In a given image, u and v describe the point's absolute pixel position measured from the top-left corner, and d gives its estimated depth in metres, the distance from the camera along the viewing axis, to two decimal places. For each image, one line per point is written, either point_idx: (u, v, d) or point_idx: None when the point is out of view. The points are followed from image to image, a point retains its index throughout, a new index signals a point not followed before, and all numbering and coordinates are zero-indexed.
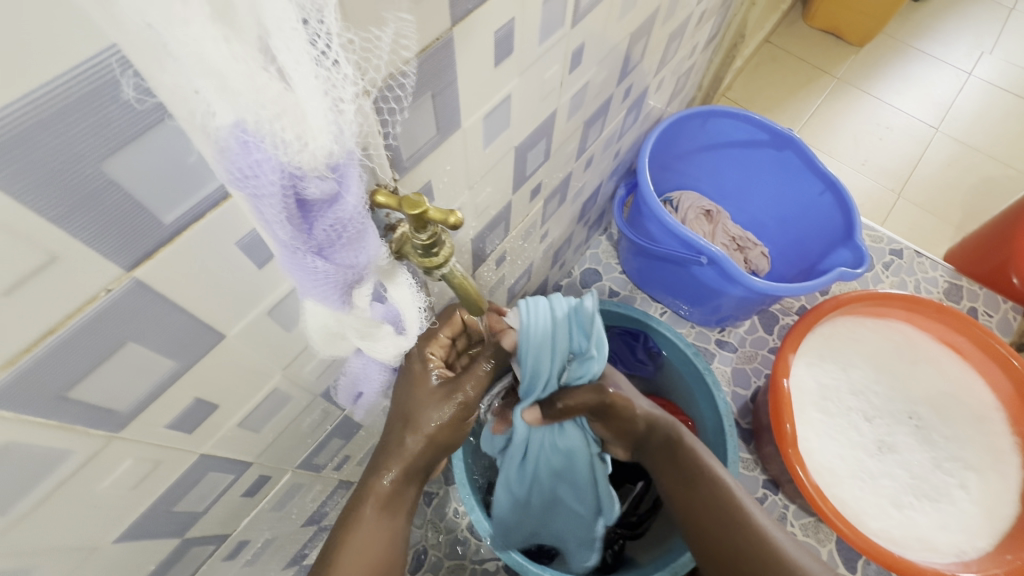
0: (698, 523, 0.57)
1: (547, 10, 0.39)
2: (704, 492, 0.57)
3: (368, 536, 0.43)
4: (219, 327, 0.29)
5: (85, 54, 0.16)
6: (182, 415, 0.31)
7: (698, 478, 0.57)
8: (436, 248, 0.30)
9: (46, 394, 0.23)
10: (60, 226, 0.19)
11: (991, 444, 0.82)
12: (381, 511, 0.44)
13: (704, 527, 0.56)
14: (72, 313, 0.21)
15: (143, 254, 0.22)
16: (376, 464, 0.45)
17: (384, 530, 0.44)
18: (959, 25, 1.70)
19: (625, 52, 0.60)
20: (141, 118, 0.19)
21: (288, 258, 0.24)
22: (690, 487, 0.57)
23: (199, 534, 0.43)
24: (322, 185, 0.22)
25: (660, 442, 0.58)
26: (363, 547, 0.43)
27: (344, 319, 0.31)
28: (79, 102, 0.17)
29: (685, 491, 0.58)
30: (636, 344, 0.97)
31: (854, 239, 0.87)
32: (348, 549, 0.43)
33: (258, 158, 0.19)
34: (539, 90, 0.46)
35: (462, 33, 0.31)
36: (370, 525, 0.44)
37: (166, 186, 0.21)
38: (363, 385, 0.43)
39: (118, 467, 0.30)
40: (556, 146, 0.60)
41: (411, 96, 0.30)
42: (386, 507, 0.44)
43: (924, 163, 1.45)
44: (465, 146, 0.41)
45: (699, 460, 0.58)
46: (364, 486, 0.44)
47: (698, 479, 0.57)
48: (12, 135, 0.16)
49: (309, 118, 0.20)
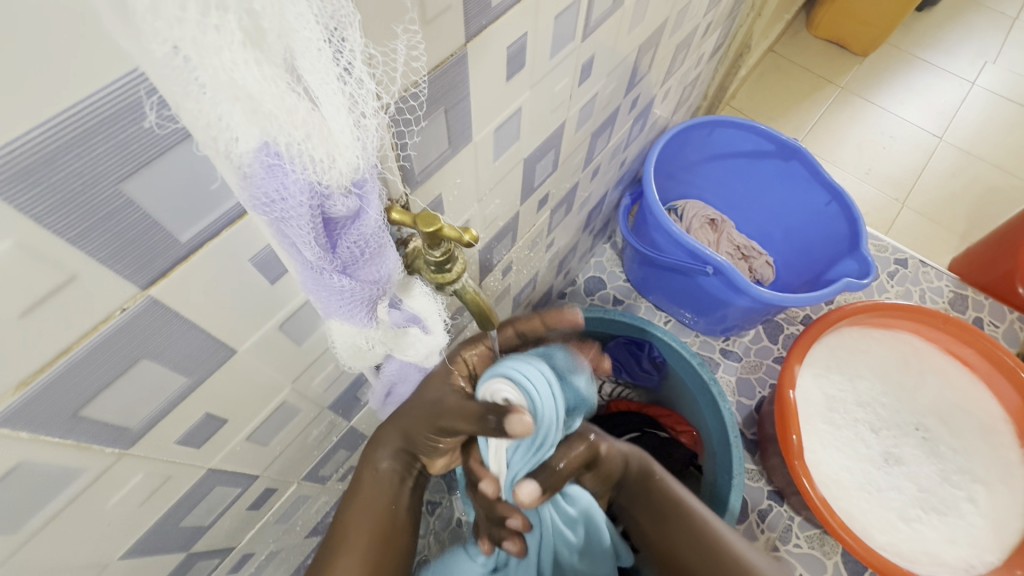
0: (675, 550, 0.58)
1: (558, 25, 0.39)
2: (679, 521, 0.58)
3: (367, 517, 0.48)
4: (231, 343, 0.29)
5: (110, 78, 0.16)
6: (192, 430, 0.31)
7: (671, 505, 0.58)
8: (449, 264, 0.30)
9: (61, 413, 0.23)
10: (79, 247, 0.19)
11: (999, 457, 0.82)
12: (377, 494, 0.48)
13: (681, 553, 0.57)
14: (87, 332, 0.21)
15: (159, 273, 0.22)
16: (371, 452, 0.49)
17: (380, 512, 0.48)
18: (962, 35, 1.70)
19: (632, 64, 0.60)
20: (163, 140, 0.19)
21: (315, 277, 0.24)
22: (663, 516, 0.58)
23: (204, 548, 0.43)
24: (347, 203, 0.22)
25: (636, 476, 0.59)
26: (365, 527, 0.47)
27: (369, 336, 0.31)
28: (102, 123, 0.17)
29: (660, 520, 0.58)
30: (640, 354, 0.99)
31: (861, 250, 0.87)
32: (352, 531, 0.47)
33: (285, 179, 0.19)
34: (549, 102, 0.46)
35: (475, 49, 0.31)
36: (368, 508, 0.48)
37: (183, 205, 0.21)
38: (396, 387, 0.44)
39: (128, 482, 0.29)
40: (564, 157, 0.60)
41: (426, 107, 0.30)
42: (383, 488, 0.48)
43: (927, 173, 1.45)
44: (475, 159, 0.41)
45: (669, 488, 0.59)
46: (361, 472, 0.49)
47: (671, 506, 0.58)
48: (37, 159, 0.16)
49: (337, 136, 0.20)
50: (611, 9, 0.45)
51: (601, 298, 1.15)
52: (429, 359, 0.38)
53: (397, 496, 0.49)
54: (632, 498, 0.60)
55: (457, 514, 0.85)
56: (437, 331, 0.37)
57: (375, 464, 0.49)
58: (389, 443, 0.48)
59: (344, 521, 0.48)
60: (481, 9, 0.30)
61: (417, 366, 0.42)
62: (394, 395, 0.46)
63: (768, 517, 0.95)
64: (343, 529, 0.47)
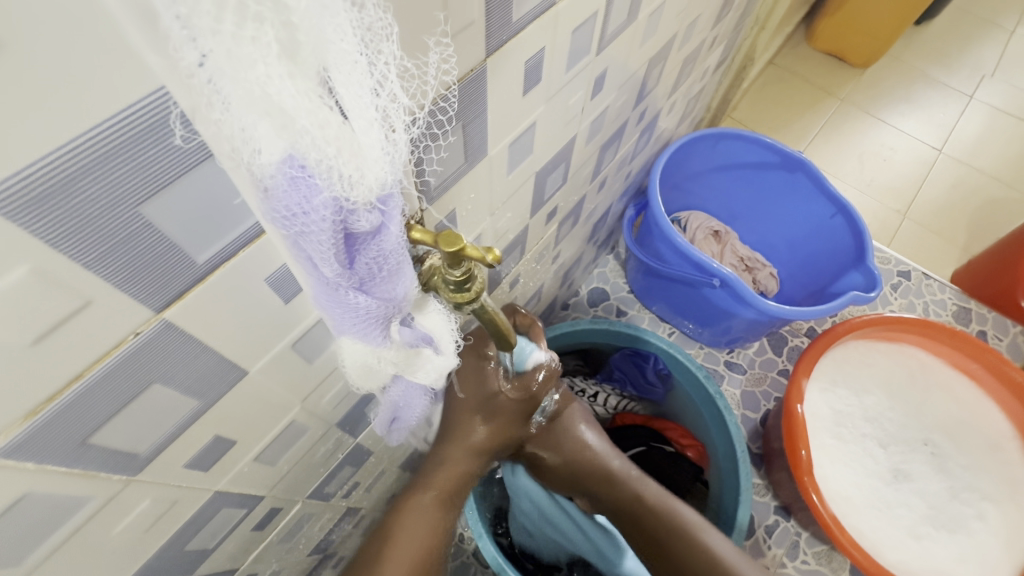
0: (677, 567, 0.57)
1: (575, 39, 0.38)
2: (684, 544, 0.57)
3: (423, 524, 0.48)
4: (244, 364, 0.28)
5: (137, 96, 0.15)
6: (202, 453, 0.30)
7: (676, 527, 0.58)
8: (469, 282, 0.29)
9: (68, 443, 0.22)
10: (95, 270, 0.18)
11: (1007, 474, 0.81)
12: (439, 500, 0.49)
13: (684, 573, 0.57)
14: (97, 359, 0.20)
15: (175, 295, 0.21)
16: (441, 457, 0.50)
17: (435, 518, 0.49)
18: (960, 49, 1.72)
19: (642, 77, 0.60)
20: (185, 158, 0.18)
21: (329, 292, 0.23)
22: (664, 535, 0.58)
23: (208, 571, 0.42)
24: (370, 219, 0.21)
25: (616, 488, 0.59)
26: (417, 535, 0.47)
27: (381, 355, 0.30)
28: (125, 145, 0.16)
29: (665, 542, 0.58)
30: (645, 366, 0.96)
31: (867, 263, 0.87)
32: (403, 535, 0.47)
33: (309, 193, 0.18)
34: (562, 116, 0.46)
35: (495, 63, 0.31)
36: (424, 515, 0.48)
37: (202, 224, 0.20)
38: (402, 412, 0.43)
39: (134, 508, 0.28)
40: (574, 170, 0.59)
41: (453, 119, 0.30)
42: (444, 499, 0.49)
43: (928, 185, 1.46)
44: (489, 173, 0.40)
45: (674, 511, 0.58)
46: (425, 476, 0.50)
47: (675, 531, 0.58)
48: (56, 183, 0.15)
49: (365, 152, 0.19)
50: (625, 23, 0.45)
51: (605, 309, 1.15)
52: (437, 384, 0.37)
53: (453, 507, 0.50)
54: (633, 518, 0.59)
55: (460, 530, 0.84)
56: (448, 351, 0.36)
57: (440, 471, 0.49)
58: (461, 445, 0.49)
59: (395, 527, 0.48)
60: (502, 24, 0.29)
61: (422, 389, 0.41)
62: (399, 420, 0.45)
63: (775, 533, 0.94)
64: (395, 533, 0.47)
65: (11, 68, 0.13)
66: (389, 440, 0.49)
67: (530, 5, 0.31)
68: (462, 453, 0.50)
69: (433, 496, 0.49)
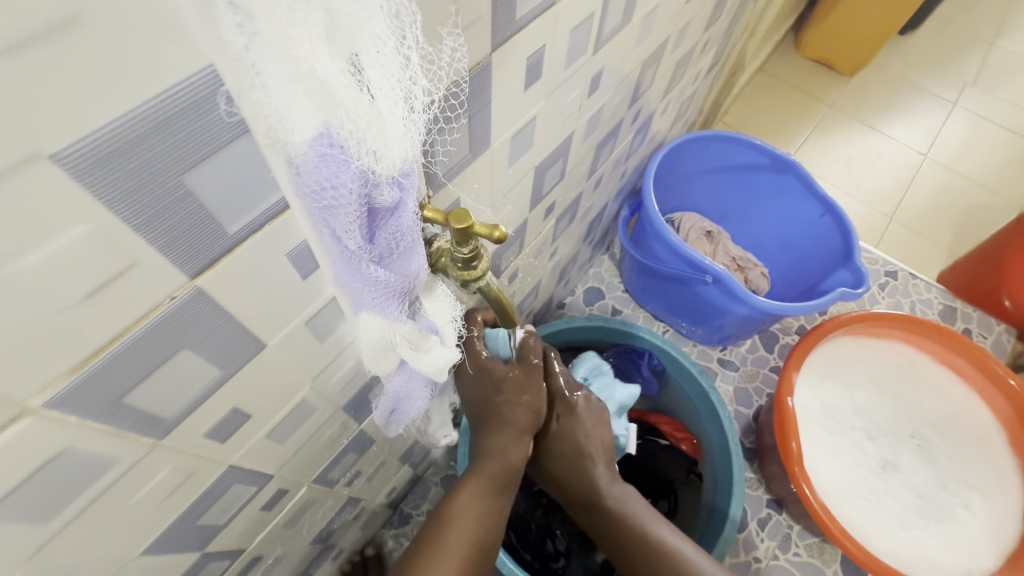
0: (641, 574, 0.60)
1: (573, 38, 0.41)
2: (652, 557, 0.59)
3: (472, 514, 0.47)
4: (262, 337, 0.30)
5: (187, 73, 0.17)
6: (219, 425, 0.32)
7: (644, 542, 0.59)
8: (476, 261, 0.31)
9: (105, 401, 0.23)
10: (142, 234, 0.20)
11: (992, 465, 0.83)
12: (490, 489, 0.49)
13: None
14: (138, 319, 0.22)
15: (207, 263, 0.23)
16: (490, 446, 0.50)
17: (484, 508, 0.48)
18: (944, 58, 1.77)
19: (636, 79, 0.63)
20: (226, 131, 0.20)
21: (351, 266, 0.25)
22: (631, 546, 0.60)
23: (218, 549, 0.43)
24: (391, 194, 0.23)
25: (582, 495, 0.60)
26: (467, 526, 0.46)
27: (396, 330, 0.31)
28: (176, 116, 0.18)
29: (631, 551, 0.60)
30: (640, 362, 0.98)
31: (854, 261, 0.89)
32: (455, 525, 0.46)
33: (338, 167, 0.20)
34: (561, 112, 0.48)
35: (499, 58, 0.33)
36: (474, 506, 0.48)
37: (235, 197, 0.22)
38: (403, 404, 0.43)
39: (156, 476, 0.30)
40: (571, 166, 0.61)
41: (463, 107, 0.32)
42: (495, 489, 0.49)
43: (914, 189, 1.50)
44: (492, 165, 0.42)
45: (643, 528, 0.60)
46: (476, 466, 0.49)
47: (645, 546, 0.59)
48: (115, 147, 0.17)
49: (390, 130, 0.21)
50: (620, 24, 0.47)
51: (600, 308, 1.17)
52: (441, 374, 0.38)
53: (503, 496, 0.50)
54: (600, 524, 0.61)
55: None
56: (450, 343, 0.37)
57: (490, 461, 0.49)
58: (508, 430, 0.49)
59: (446, 518, 0.47)
60: (506, 20, 0.31)
61: (424, 380, 0.42)
62: (398, 413, 0.45)
63: (768, 526, 0.96)
64: (444, 524, 0.47)
65: (87, 40, 0.14)
66: (387, 433, 0.49)
67: (533, 3, 0.33)
68: (509, 441, 0.49)
69: (484, 485, 0.48)
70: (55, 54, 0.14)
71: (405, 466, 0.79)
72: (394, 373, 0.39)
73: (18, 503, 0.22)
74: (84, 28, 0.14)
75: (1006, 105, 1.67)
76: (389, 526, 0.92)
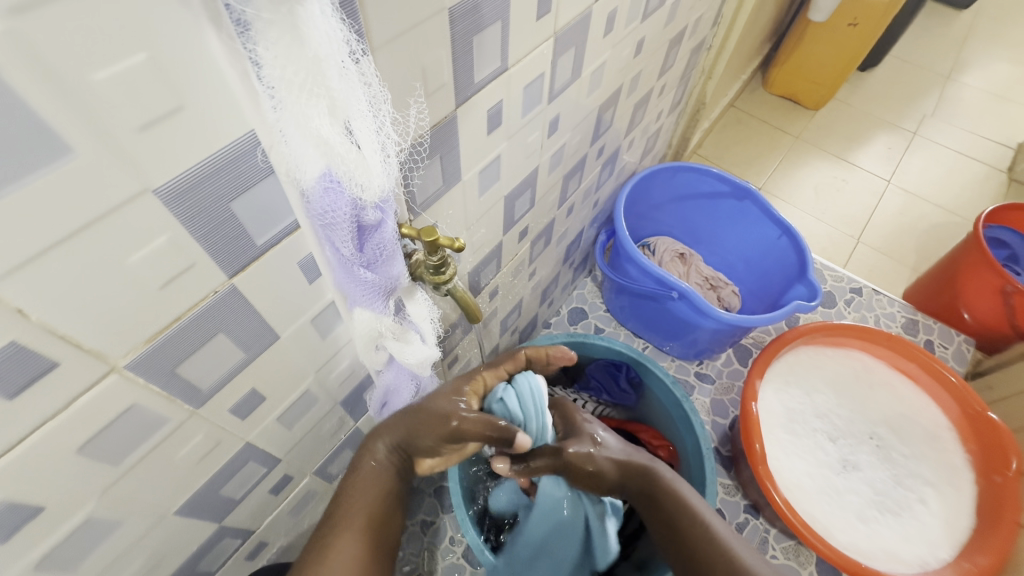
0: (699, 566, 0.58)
1: (527, 94, 0.51)
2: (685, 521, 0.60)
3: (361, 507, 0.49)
4: (277, 330, 0.38)
5: (239, 134, 0.26)
6: (240, 402, 0.40)
7: (677, 505, 0.61)
8: (444, 267, 0.40)
9: (165, 370, 0.31)
10: (200, 244, 0.28)
11: (945, 461, 0.90)
12: (373, 485, 0.51)
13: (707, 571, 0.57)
14: (191, 305, 0.30)
15: (241, 266, 0.32)
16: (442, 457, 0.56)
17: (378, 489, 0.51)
18: (903, 92, 1.90)
19: (596, 117, 0.73)
20: (260, 172, 0.29)
21: (346, 270, 0.34)
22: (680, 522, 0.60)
23: (232, 524, 0.50)
24: (375, 214, 0.32)
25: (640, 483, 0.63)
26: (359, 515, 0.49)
27: (383, 323, 0.39)
28: (229, 163, 0.27)
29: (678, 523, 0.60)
30: (619, 374, 1.06)
31: (808, 276, 0.98)
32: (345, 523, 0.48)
33: (337, 197, 0.29)
34: (523, 151, 0.58)
35: (462, 112, 0.43)
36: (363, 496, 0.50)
37: (261, 219, 0.31)
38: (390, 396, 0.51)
39: (191, 440, 0.37)
40: (540, 196, 0.71)
41: (426, 156, 0.41)
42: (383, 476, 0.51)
43: (879, 212, 1.60)
44: (464, 195, 0.51)
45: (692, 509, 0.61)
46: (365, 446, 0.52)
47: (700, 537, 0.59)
48: (188, 183, 0.26)
49: (372, 170, 0.30)
50: (570, 78, 0.57)
51: (584, 327, 1.24)
52: (421, 368, 0.45)
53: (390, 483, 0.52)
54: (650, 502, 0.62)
55: (450, 531, 0.90)
56: (430, 344, 0.46)
57: (379, 444, 0.52)
58: None
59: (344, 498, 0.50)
60: (467, 84, 0.41)
61: (409, 375, 0.50)
62: (388, 404, 0.53)
63: (745, 530, 1.00)
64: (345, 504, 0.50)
65: (183, 118, 0.23)
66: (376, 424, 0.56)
67: (488, 69, 0.43)
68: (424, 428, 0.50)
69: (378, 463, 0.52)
70: (166, 129, 0.23)
71: None
72: (385, 368, 0.47)
73: (96, 445, 0.30)
74: (183, 112, 0.23)
75: (962, 133, 1.79)
76: None
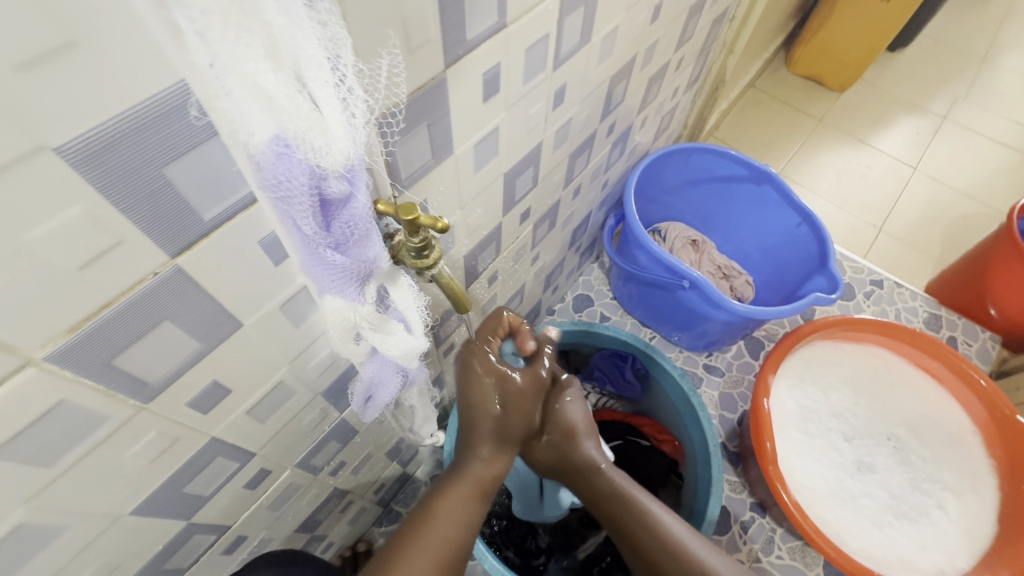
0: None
1: (529, 59, 0.45)
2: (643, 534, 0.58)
3: (450, 514, 0.51)
4: (239, 317, 0.34)
5: (163, 86, 0.22)
6: (200, 396, 0.36)
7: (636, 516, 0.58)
8: (427, 250, 0.35)
9: (97, 361, 0.27)
10: (129, 217, 0.24)
11: (967, 465, 0.85)
12: (471, 492, 0.53)
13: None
14: (123, 291, 0.26)
15: (186, 244, 0.27)
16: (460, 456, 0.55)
17: (467, 510, 0.52)
18: (936, 73, 1.80)
19: (607, 91, 0.67)
20: (197, 133, 0.24)
21: (311, 252, 0.30)
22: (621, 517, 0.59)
23: (202, 521, 0.47)
24: (340, 186, 0.28)
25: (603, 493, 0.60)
26: (449, 521, 0.50)
27: (358, 312, 0.35)
28: (155, 120, 0.22)
29: (624, 522, 0.59)
30: (624, 366, 1.01)
31: (829, 267, 0.92)
32: (429, 526, 0.49)
33: (291, 163, 0.25)
34: (525, 123, 0.52)
35: (453, 75, 0.37)
36: (453, 503, 0.51)
37: (209, 189, 0.26)
38: (376, 391, 0.46)
39: (143, 437, 0.34)
40: (543, 175, 0.66)
41: (404, 123, 0.36)
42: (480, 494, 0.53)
43: (904, 200, 1.52)
44: (458, 170, 0.46)
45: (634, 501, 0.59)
46: (464, 469, 0.54)
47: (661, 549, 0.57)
48: (105, 143, 0.21)
49: (332, 130, 0.25)
50: (578, 43, 0.52)
51: (589, 314, 1.20)
52: (408, 360, 0.41)
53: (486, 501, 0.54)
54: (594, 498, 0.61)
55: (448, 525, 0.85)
56: (418, 334, 0.41)
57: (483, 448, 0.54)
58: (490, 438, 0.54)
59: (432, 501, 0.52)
60: (457, 41, 0.36)
61: (395, 367, 0.44)
62: (374, 398, 0.47)
63: (750, 529, 0.97)
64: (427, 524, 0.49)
65: (82, 58, 0.19)
66: (363, 419, 0.51)
67: (482, 26, 0.37)
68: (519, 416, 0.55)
69: (471, 489, 0.53)
70: (57, 72, 0.18)
71: (394, 463, 0.83)
72: (367, 360, 0.42)
73: (19, 444, 0.27)
74: (78, 51, 0.19)
75: (997, 119, 1.70)
76: (379, 524, 0.95)
